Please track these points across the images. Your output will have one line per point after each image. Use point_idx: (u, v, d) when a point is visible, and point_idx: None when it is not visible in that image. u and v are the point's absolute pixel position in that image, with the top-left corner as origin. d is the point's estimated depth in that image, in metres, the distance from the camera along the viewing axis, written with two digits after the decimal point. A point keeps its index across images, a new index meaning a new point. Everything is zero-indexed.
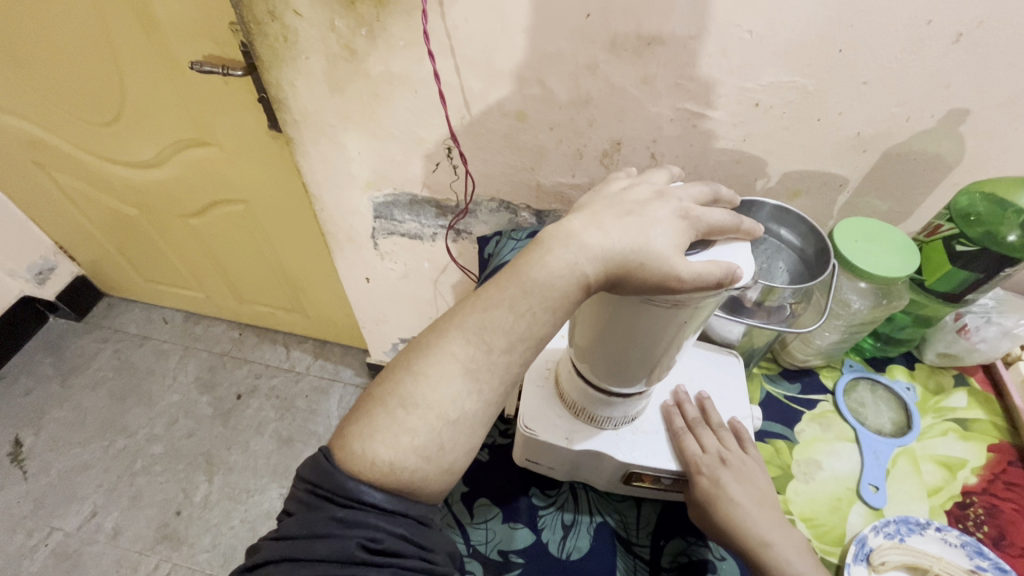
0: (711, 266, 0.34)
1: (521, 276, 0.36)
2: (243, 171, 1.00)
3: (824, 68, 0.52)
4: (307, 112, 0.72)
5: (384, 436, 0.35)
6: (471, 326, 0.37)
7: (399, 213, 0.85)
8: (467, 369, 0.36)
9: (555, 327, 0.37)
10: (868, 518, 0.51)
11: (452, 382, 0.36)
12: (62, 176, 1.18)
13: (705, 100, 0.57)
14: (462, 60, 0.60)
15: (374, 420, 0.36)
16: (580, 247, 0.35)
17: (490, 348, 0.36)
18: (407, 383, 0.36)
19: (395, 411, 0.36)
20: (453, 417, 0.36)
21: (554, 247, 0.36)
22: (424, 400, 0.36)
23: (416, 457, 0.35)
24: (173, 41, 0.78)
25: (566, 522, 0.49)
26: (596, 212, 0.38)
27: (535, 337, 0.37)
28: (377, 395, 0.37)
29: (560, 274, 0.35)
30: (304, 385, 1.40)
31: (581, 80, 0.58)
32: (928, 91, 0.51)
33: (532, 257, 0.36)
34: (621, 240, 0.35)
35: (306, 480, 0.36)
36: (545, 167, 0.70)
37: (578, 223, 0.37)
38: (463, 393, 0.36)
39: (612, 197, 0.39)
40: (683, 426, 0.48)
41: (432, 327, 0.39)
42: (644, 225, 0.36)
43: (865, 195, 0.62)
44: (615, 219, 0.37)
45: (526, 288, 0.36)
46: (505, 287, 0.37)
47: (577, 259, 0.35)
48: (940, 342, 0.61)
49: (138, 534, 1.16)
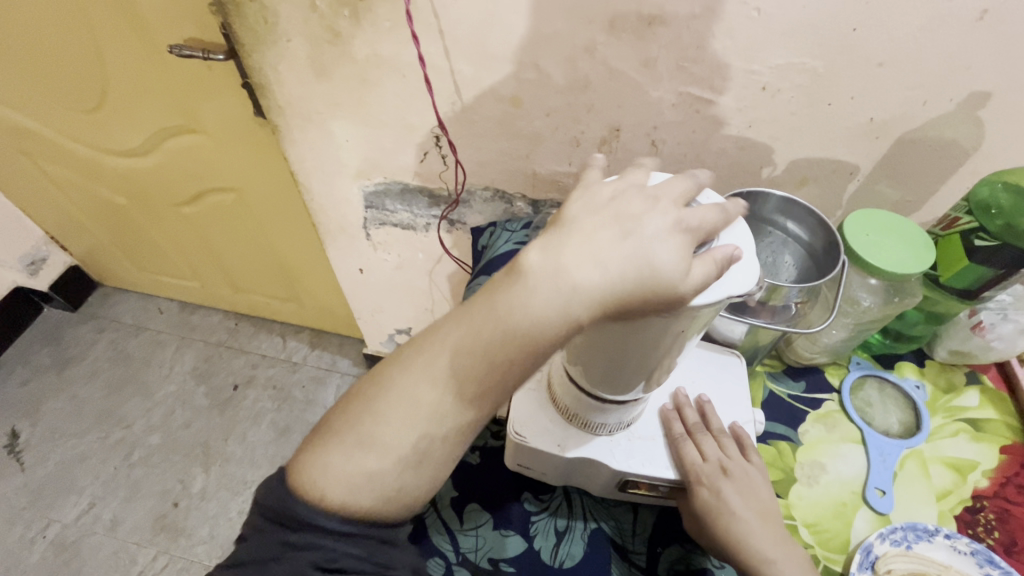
0: (705, 263, 0.32)
1: (497, 311, 0.34)
2: (232, 158, 0.97)
3: (835, 49, 0.48)
4: (293, 99, 0.69)
5: (337, 472, 0.34)
6: (438, 366, 0.35)
7: (391, 203, 0.82)
8: (433, 413, 0.35)
9: (534, 369, 0.35)
10: (874, 525, 0.49)
11: (415, 425, 0.35)
12: (50, 165, 1.15)
13: (709, 84, 0.54)
14: (451, 42, 0.57)
15: (327, 454, 0.35)
16: (572, 288, 0.33)
17: (461, 393, 0.35)
18: (365, 420, 0.35)
19: (350, 449, 0.35)
20: (415, 461, 0.35)
21: (539, 283, 0.33)
22: (381, 441, 0.35)
23: (373, 497, 0.34)
24: (154, 25, 0.74)
25: (559, 528, 0.48)
26: (588, 234, 0.34)
27: (514, 375, 0.35)
28: (334, 426, 0.36)
29: (546, 317, 0.33)
30: (301, 375, 1.39)
31: (577, 63, 0.55)
32: (946, 74, 0.48)
33: (512, 294, 0.34)
34: (621, 274, 0.32)
35: (262, 504, 0.36)
36: (541, 154, 0.66)
37: (568, 254, 0.33)
38: (427, 435, 0.35)
39: (603, 212, 0.35)
40: (682, 432, 0.46)
41: (396, 357, 0.37)
42: (644, 252, 0.33)
43: (876, 183, 0.58)
44: (611, 245, 0.33)
45: (505, 328, 0.34)
46: (480, 324, 0.34)
47: (568, 301, 0.33)
48: (952, 339, 0.57)
49: (136, 525, 1.15)
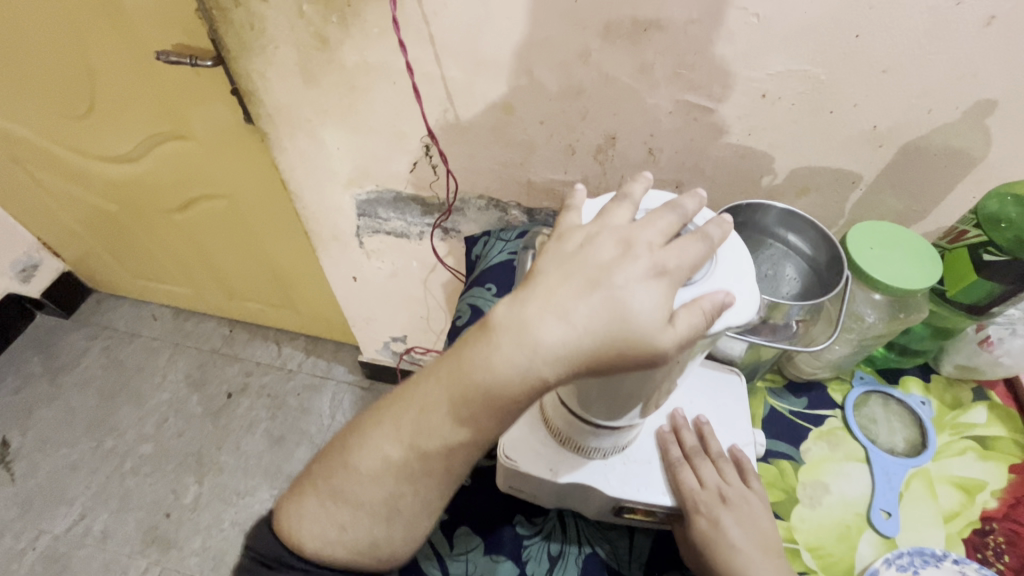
0: (694, 319, 0.30)
1: (463, 368, 0.34)
2: (223, 164, 0.95)
3: (837, 56, 0.47)
4: (281, 106, 0.67)
5: (313, 525, 0.39)
6: (406, 427, 0.37)
7: (384, 211, 0.80)
8: (400, 473, 0.37)
9: (502, 428, 0.35)
10: (879, 548, 0.47)
11: (383, 483, 0.38)
12: (40, 172, 1.14)
13: (707, 92, 0.52)
14: (441, 49, 0.55)
15: (305, 506, 0.40)
16: (533, 348, 0.32)
17: (427, 453, 0.37)
18: (339, 476, 0.39)
19: (325, 501, 0.39)
20: (385, 515, 0.38)
21: (501, 341, 0.33)
22: (354, 497, 0.38)
23: (346, 550, 0.39)
24: (140, 30, 0.73)
25: (552, 553, 0.46)
26: (551, 287, 0.33)
27: (484, 430, 0.35)
28: (313, 478, 0.41)
29: (508, 378, 0.33)
30: (297, 383, 1.37)
31: (571, 70, 0.54)
32: (953, 81, 0.46)
33: (477, 353, 0.34)
34: (588, 329, 0.32)
35: (251, 551, 0.41)
36: (535, 163, 0.65)
37: (531, 310, 0.33)
38: (396, 493, 0.38)
39: (568, 262, 0.34)
40: (679, 456, 0.45)
41: (372, 411, 0.40)
42: (613, 304, 0.32)
43: (880, 193, 0.56)
44: (576, 298, 0.32)
45: (468, 389, 0.34)
46: (446, 385, 0.36)
47: (531, 361, 0.32)
48: (959, 355, 0.56)
49: (128, 536, 1.14)
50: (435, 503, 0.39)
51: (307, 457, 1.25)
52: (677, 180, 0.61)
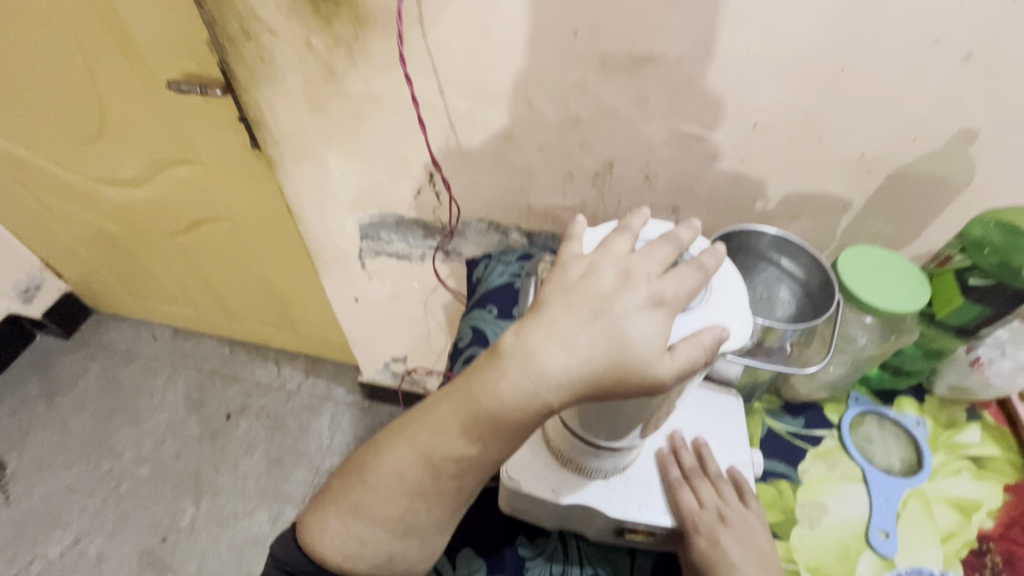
0: (693, 352, 0.32)
1: (473, 394, 0.35)
2: (227, 188, 0.97)
3: (824, 88, 0.49)
4: (288, 133, 0.69)
5: (334, 538, 0.40)
6: (420, 447, 0.38)
7: (386, 234, 0.82)
8: (415, 490, 0.38)
9: (509, 451, 0.37)
10: (878, 569, 0.48)
11: (399, 500, 0.39)
12: (46, 194, 1.15)
13: (701, 121, 0.54)
14: (445, 80, 0.57)
15: (326, 520, 0.41)
16: (538, 374, 0.33)
17: (440, 472, 0.38)
18: (358, 492, 0.40)
19: (344, 517, 0.40)
20: (402, 530, 0.39)
21: (509, 367, 0.34)
22: (371, 513, 0.39)
23: (365, 562, 0.40)
24: (151, 60, 0.75)
25: (554, 575, 0.46)
26: (556, 317, 0.35)
27: (492, 452, 0.36)
28: (333, 493, 0.42)
29: (516, 403, 0.34)
30: (296, 404, 1.37)
31: (569, 100, 0.56)
32: (935, 112, 0.48)
33: (486, 378, 0.35)
34: (590, 356, 0.33)
35: (277, 560, 0.42)
36: (535, 188, 0.67)
37: (536, 338, 0.34)
38: (410, 509, 0.39)
39: (572, 292, 0.35)
40: (679, 476, 0.46)
41: (388, 433, 0.42)
42: (614, 334, 0.33)
43: (869, 217, 0.58)
44: (578, 328, 0.34)
45: (478, 413, 0.35)
46: (457, 410, 0.37)
47: (536, 387, 0.33)
48: (951, 375, 0.57)
49: (123, 560, 1.13)
50: (447, 520, 0.40)
51: (305, 478, 1.24)
52: (673, 205, 0.63)
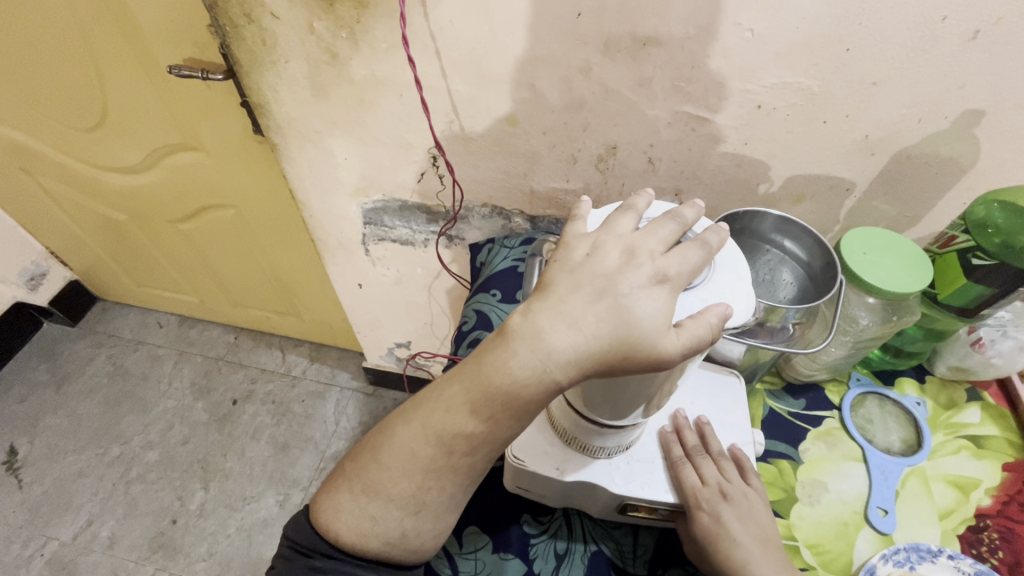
0: (699, 329, 0.32)
1: (483, 372, 0.36)
2: (230, 175, 0.97)
3: (830, 68, 0.48)
4: (291, 118, 0.69)
5: (349, 516, 0.41)
6: (432, 424, 0.39)
7: (389, 219, 0.82)
8: (427, 467, 0.39)
9: (518, 429, 0.37)
10: (877, 545, 0.48)
11: (412, 477, 0.40)
12: (50, 182, 1.16)
13: (705, 103, 0.54)
14: (448, 63, 0.57)
15: (341, 500, 0.42)
16: (546, 353, 0.34)
17: (450, 451, 0.39)
18: (372, 471, 0.41)
19: (358, 496, 0.41)
20: (415, 508, 0.40)
21: (518, 347, 0.35)
22: (385, 491, 0.40)
23: (380, 540, 0.41)
24: (152, 44, 0.75)
25: (558, 551, 0.47)
26: (562, 297, 0.35)
27: (501, 429, 0.37)
28: (347, 474, 0.43)
29: (525, 380, 0.34)
30: (301, 390, 1.38)
31: (572, 83, 0.55)
32: (942, 91, 0.48)
33: (496, 358, 0.36)
34: (597, 334, 0.33)
35: (292, 541, 0.43)
36: (538, 172, 0.67)
37: (544, 318, 0.34)
38: (423, 487, 0.40)
39: (577, 272, 0.36)
40: (681, 455, 0.47)
41: (400, 413, 0.43)
42: (619, 312, 0.33)
43: (873, 199, 0.58)
44: (584, 307, 0.34)
45: (488, 391, 0.36)
46: (467, 389, 0.37)
47: (545, 365, 0.34)
48: (952, 355, 0.57)
49: (134, 543, 1.15)
50: (458, 497, 0.41)
51: (312, 463, 1.26)
52: (676, 189, 0.63)
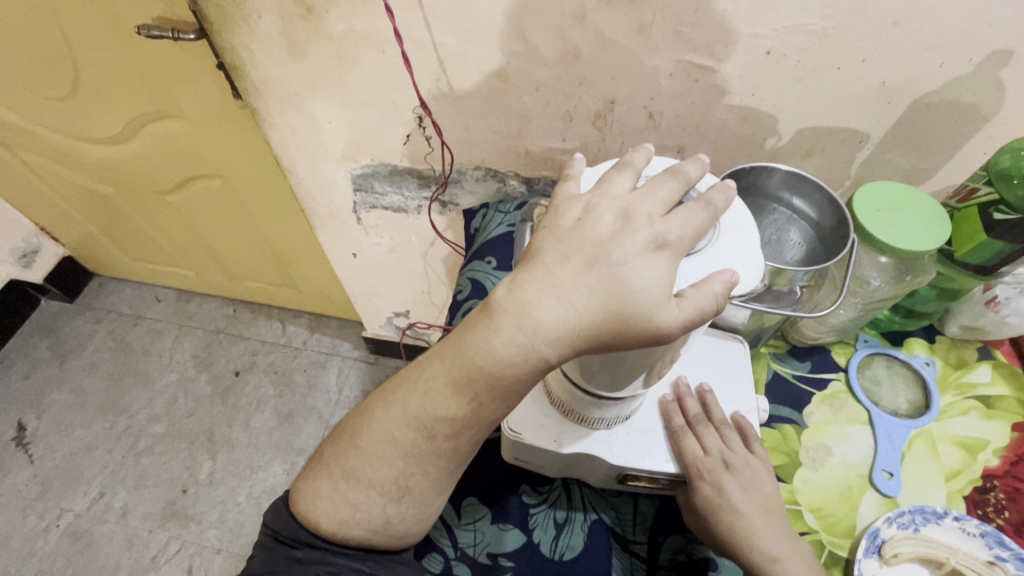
0: (702, 298, 0.30)
1: (466, 352, 0.34)
2: (213, 142, 0.93)
3: (846, 7, 0.44)
4: (269, 80, 0.65)
5: (328, 505, 0.40)
6: (413, 407, 0.38)
7: (380, 185, 0.79)
8: (410, 452, 0.38)
9: (504, 409, 0.36)
10: (881, 508, 0.48)
11: (393, 462, 0.39)
12: (31, 155, 1.12)
13: (709, 51, 0.50)
14: (431, 14, 0.53)
15: (320, 488, 0.41)
16: (532, 329, 0.32)
17: (433, 433, 0.37)
18: (352, 457, 0.40)
19: (338, 483, 0.40)
20: (397, 494, 0.39)
21: (502, 323, 0.33)
22: (365, 477, 0.39)
23: (362, 527, 0.40)
24: (116, 2, 0.70)
25: (558, 520, 0.47)
26: (549, 268, 0.33)
27: (486, 411, 0.36)
28: (327, 460, 0.42)
29: (510, 359, 0.33)
30: (303, 360, 1.38)
31: (566, 33, 0.51)
32: (968, 30, 0.44)
33: (479, 335, 0.34)
34: (588, 308, 0.31)
35: (274, 530, 0.43)
36: (532, 132, 0.63)
37: (530, 291, 0.32)
38: (406, 472, 0.39)
39: (566, 240, 0.33)
40: (683, 424, 0.45)
41: (380, 394, 0.41)
42: (613, 283, 0.31)
43: (887, 151, 0.55)
44: (575, 278, 0.32)
45: (471, 371, 0.34)
46: (451, 368, 0.35)
47: (532, 342, 0.32)
48: (965, 315, 0.55)
49: (146, 513, 1.17)
50: (443, 480, 0.40)
51: (315, 432, 1.27)
52: (679, 145, 0.60)
